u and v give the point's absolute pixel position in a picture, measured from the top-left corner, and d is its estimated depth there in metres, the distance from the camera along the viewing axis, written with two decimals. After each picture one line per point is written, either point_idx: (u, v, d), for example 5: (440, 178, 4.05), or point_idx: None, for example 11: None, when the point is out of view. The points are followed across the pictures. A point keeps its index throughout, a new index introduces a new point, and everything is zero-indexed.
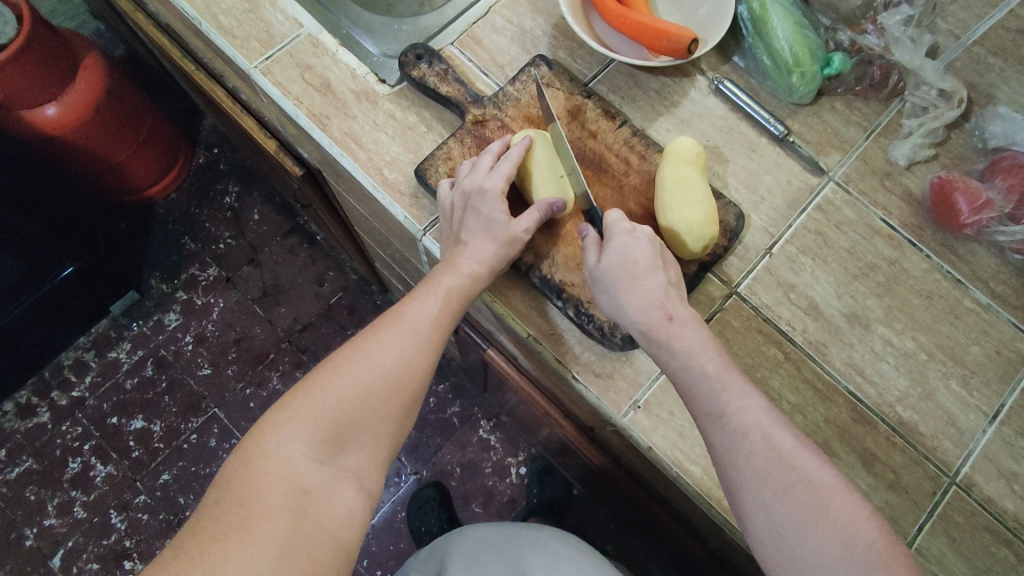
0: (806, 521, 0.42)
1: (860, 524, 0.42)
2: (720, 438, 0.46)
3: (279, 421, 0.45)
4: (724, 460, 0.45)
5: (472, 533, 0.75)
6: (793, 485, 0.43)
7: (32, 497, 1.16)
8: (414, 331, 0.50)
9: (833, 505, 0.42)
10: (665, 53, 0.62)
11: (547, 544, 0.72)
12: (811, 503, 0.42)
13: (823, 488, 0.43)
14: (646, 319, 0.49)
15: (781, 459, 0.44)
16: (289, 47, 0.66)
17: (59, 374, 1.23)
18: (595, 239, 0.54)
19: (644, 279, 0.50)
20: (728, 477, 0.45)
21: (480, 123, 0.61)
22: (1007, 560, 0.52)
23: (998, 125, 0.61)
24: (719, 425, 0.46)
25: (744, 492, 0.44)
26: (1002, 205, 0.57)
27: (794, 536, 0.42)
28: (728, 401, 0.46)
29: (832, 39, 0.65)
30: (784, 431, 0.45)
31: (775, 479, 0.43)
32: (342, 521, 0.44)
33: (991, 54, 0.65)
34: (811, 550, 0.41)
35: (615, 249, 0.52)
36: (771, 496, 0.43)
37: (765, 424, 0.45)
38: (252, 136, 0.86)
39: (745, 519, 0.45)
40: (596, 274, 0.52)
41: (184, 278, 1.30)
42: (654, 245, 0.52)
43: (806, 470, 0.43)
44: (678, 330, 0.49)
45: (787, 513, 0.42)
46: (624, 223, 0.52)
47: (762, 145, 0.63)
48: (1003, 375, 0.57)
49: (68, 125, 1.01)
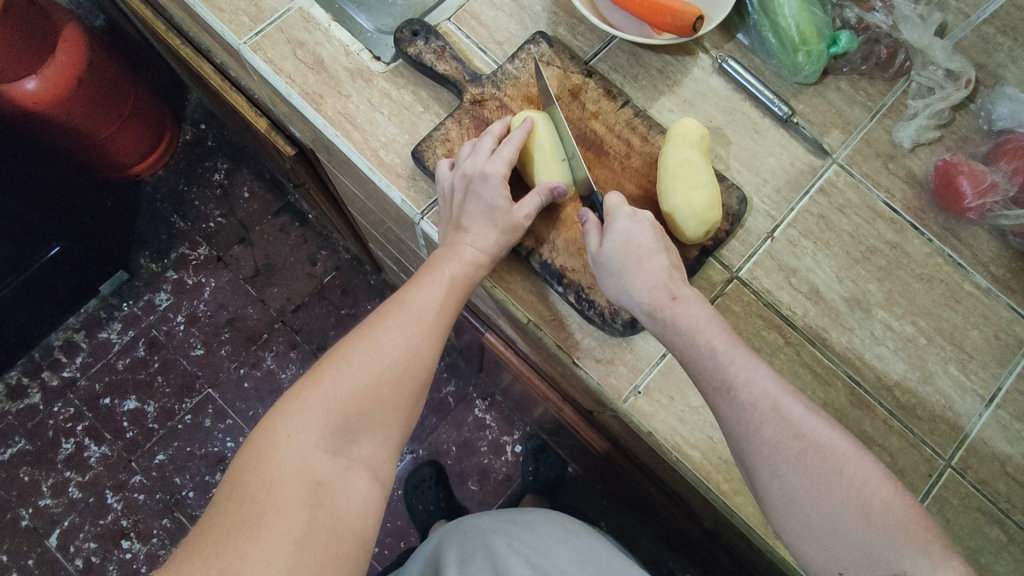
0: (820, 487, 0.42)
1: (874, 486, 0.42)
2: (729, 411, 0.46)
3: (289, 412, 0.44)
4: (735, 432, 0.45)
5: (468, 527, 0.74)
6: (804, 452, 0.43)
7: (26, 478, 1.16)
8: (420, 318, 0.50)
9: (846, 470, 0.42)
10: (668, 31, 0.60)
11: (547, 527, 0.72)
12: (823, 469, 0.42)
13: (835, 453, 0.43)
14: (651, 300, 0.49)
15: (790, 426, 0.44)
16: (280, 22, 0.63)
17: (50, 355, 1.22)
18: (596, 223, 0.53)
19: (647, 261, 0.50)
20: (740, 449, 0.45)
21: (479, 103, 0.60)
22: (998, 540, 0.53)
23: (1005, 107, 0.60)
24: (728, 399, 0.46)
25: (756, 462, 0.44)
26: (1006, 188, 0.56)
27: (809, 504, 0.42)
28: (735, 373, 0.46)
29: (838, 16, 0.63)
30: (793, 399, 0.45)
31: (786, 446, 0.43)
32: (357, 511, 0.44)
33: (1000, 34, 0.64)
34: (826, 516, 0.42)
35: (619, 232, 0.51)
36: (783, 464, 0.43)
37: (773, 393, 0.45)
38: (241, 113, 0.84)
39: (760, 490, 0.45)
40: (599, 258, 0.52)
41: (174, 257, 1.28)
42: (656, 229, 0.51)
43: (816, 437, 0.43)
44: (683, 310, 0.48)
45: (801, 480, 0.42)
46: (626, 207, 0.52)
47: (765, 126, 0.62)
48: (1001, 359, 0.57)
49: (50, 99, 0.98)
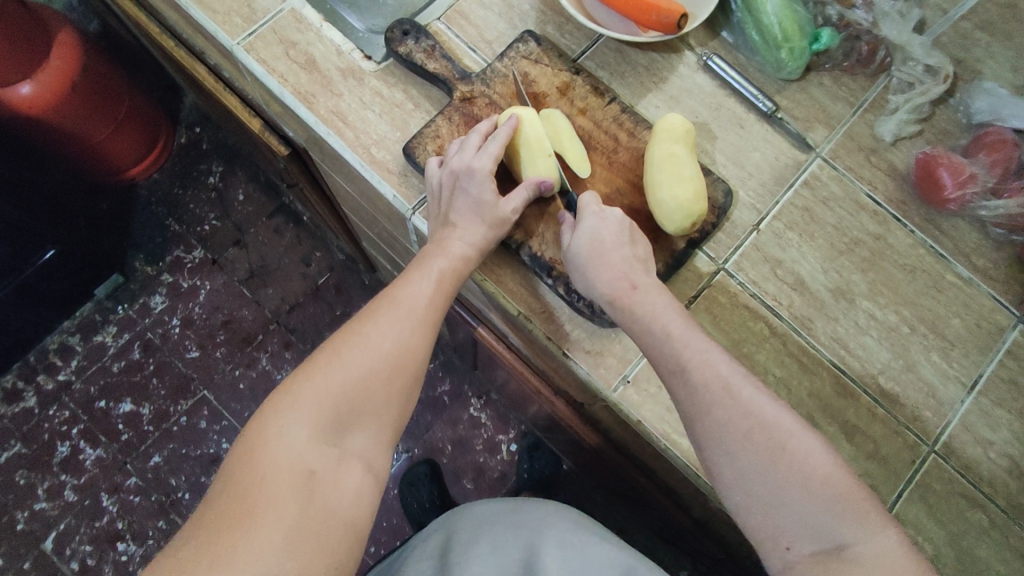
0: (767, 463, 0.44)
1: (817, 460, 0.44)
2: (683, 392, 0.47)
3: (282, 407, 0.45)
4: (688, 412, 0.47)
5: (469, 515, 0.73)
6: (751, 430, 0.44)
7: (22, 482, 1.16)
8: (411, 313, 0.51)
9: (790, 446, 0.44)
10: (654, 28, 0.62)
11: (550, 518, 0.70)
12: (771, 447, 0.44)
13: (782, 431, 0.44)
14: (612, 290, 0.50)
15: (740, 407, 0.45)
16: (272, 23, 0.64)
17: (45, 358, 1.22)
18: (570, 223, 0.55)
19: (611, 254, 0.51)
20: (693, 430, 0.47)
21: (469, 100, 0.61)
22: (980, 524, 0.54)
23: (984, 101, 0.62)
24: (682, 381, 0.47)
25: (708, 441, 0.46)
26: (985, 179, 0.58)
27: (757, 479, 0.44)
28: (689, 356, 0.47)
29: (820, 14, 0.65)
30: (743, 381, 0.46)
31: (735, 426, 0.45)
32: (350, 503, 0.45)
33: (978, 29, 0.65)
34: (774, 491, 0.43)
35: (586, 229, 0.52)
36: (733, 443, 0.45)
37: (724, 375, 0.46)
38: (234, 114, 0.84)
39: (709, 467, 0.46)
40: (567, 254, 0.53)
41: (168, 259, 1.28)
42: (621, 224, 0.53)
43: (764, 415, 0.45)
44: (642, 299, 0.50)
45: (749, 456, 0.44)
46: (594, 205, 0.53)
47: (751, 122, 0.64)
48: (983, 347, 0.58)
49: (44, 103, 0.98)
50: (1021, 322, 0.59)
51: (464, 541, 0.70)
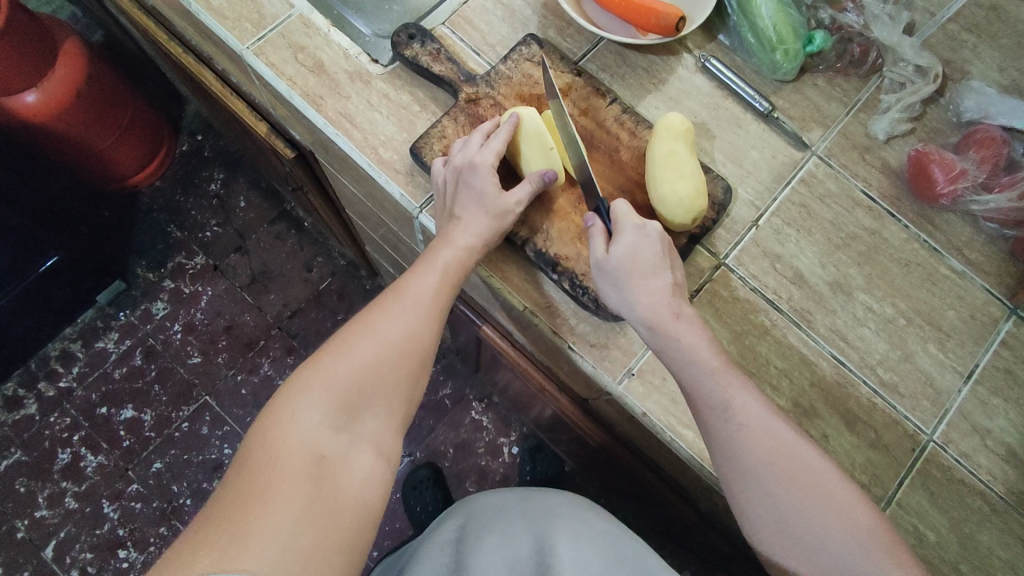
0: (809, 508, 0.46)
1: (856, 507, 0.46)
2: (725, 431, 0.48)
3: (293, 392, 0.46)
4: (729, 452, 0.48)
5: (489, 502, 0.76)
6: (795, 475, 0.46)
7: (22, 490, 1.15)
8: (417, 303, 0.52)
9: (832, 491, 0.46)
10: (653, 31, 0.64)
11: (563, 505, 0.73)
12: (812, 493, 0.46)
13: (822, 475, 0.47)
14: (653, 318, 0.51)
15: (784, 450, 0.47)
16: (281, 28, 0.66)
17: (46, 365, 1.22)
18: (601, 228, 0.54)
19: (651, 278, 0.52)
20: (732, 468, 0.48)
21: (474, 101, 0.62)
22: (980, 511, 0.55)
23: (972, 100, 0.64)
24: (725, 418, 0.49)
25: (749, 484, 0.48)
26: (975, 175, 0.60)
27: (798, 522, 0.46)
28: (733, 395, 0.49)
29: (813, 17, 0.67)
30: (783, 424, 0.48)
31: (778, 468, 0.47)
32: (360, 484, 0.46)
33: (965, 31, 0.68)
34: (815, 535, 0.46)
35: (626, 245, 0.52)
36: (776, 487, 0.47)
37: (766, 418, 0.48)
38: (240, 118, 0.86)
39: (748, 509, 0.48)
40: (604, 266, 0.52)
41: (170, 266, 1.29)
42: (663, 241, 0.52)
43: (805, 458, 0.47)
44: (684, 329, 0.50)
45: (791, 501, 0.46)
46: (635, 219, 0.53)
47: (748, 121, 0.65)
48: (977, 338, 0.60)
49: (49, 111, 1.00)
50: (1015, 313, 0.60)
51: (479, 524, 0.72)
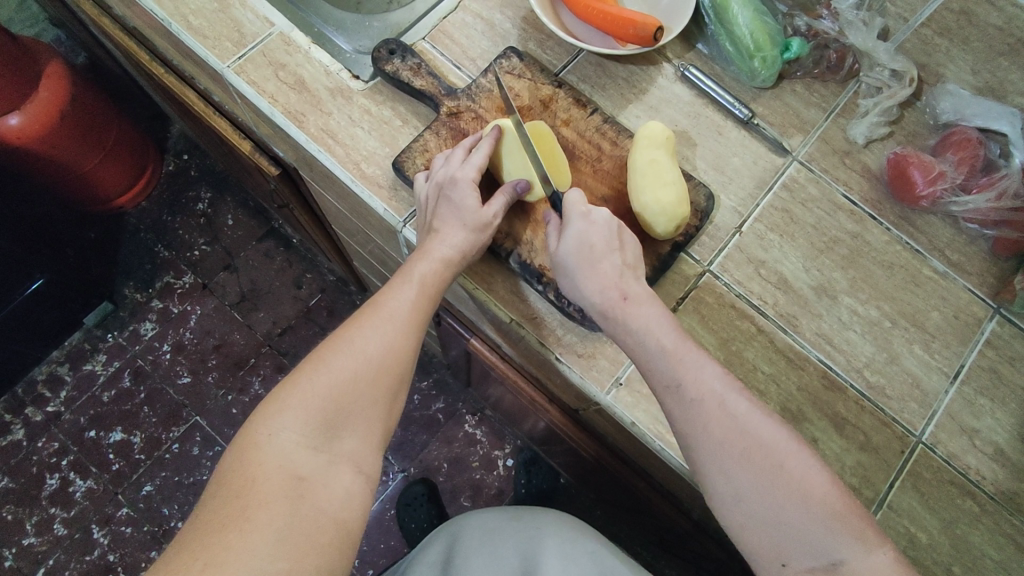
0: (764, 482, 0.45)
1: (813, 478, 0.45)
2: (678, 408, 0.48)
3: (270, 413, 0.46)
4: (684, 429, 0.48)
5: (474, 524, 0.73)
6: (747, 448, 0.45)
7: (9, 517, 1.14)
8: (394, 317, 0.51)
9: (787, 463, 0.45)
10: (632, 41, 0.64)
11: (552, 525, 0.71)
12: (767, 467, 0.45)
13: (778, 448, 0.45)
14: (602, 302, 0.51)
15: (735, 423, 0.46)
16: (262, 46, 0.66)
17: (33, 390, 1.21)
18: (557, 221, 0.56)
19: (601, 263, 0.52)
20: (689, 447, 0.48)
21: (455, 115, 0.62)
22: (971, 511, 0.55)
23: (948, 102, 0.65)
24: (677, 397, 0.48)
25: (705, 460, 0.47)
26: (954, 177, 0.61)
27: (754, 497, 0.45)
28: (684, 373, 0.48)
29: (790, 25, 0.68)
30: (737, 397, 0.47)
31: (730, 444, 0.46)
32: (340, 503, 0.45)
33: (938, 35, 0.69)
34: (770, 508, 0.44)
35: (572, 233, 0.53)
36: (729, 462, 0.46)
37: (719, 392, 0.47)
38: (224, 137, 0.85)
39: (706, 484, 0.47)
40: (557, 258, 0.54)
41: (158, 286, 1.29)
42: (609, 228, 0.53)
43: (762, 433, 0.46)
44: (632, 312, 0.50)
45: (746, 476, 0.45)
46: (581, 207, 0.54)
47: (728, 128, 0.66)
48: (962, 338, 0.60)
49: (33, 134, 0.99)
50: (998, 312, 0.61)
51: (467, 546, 0.71)
